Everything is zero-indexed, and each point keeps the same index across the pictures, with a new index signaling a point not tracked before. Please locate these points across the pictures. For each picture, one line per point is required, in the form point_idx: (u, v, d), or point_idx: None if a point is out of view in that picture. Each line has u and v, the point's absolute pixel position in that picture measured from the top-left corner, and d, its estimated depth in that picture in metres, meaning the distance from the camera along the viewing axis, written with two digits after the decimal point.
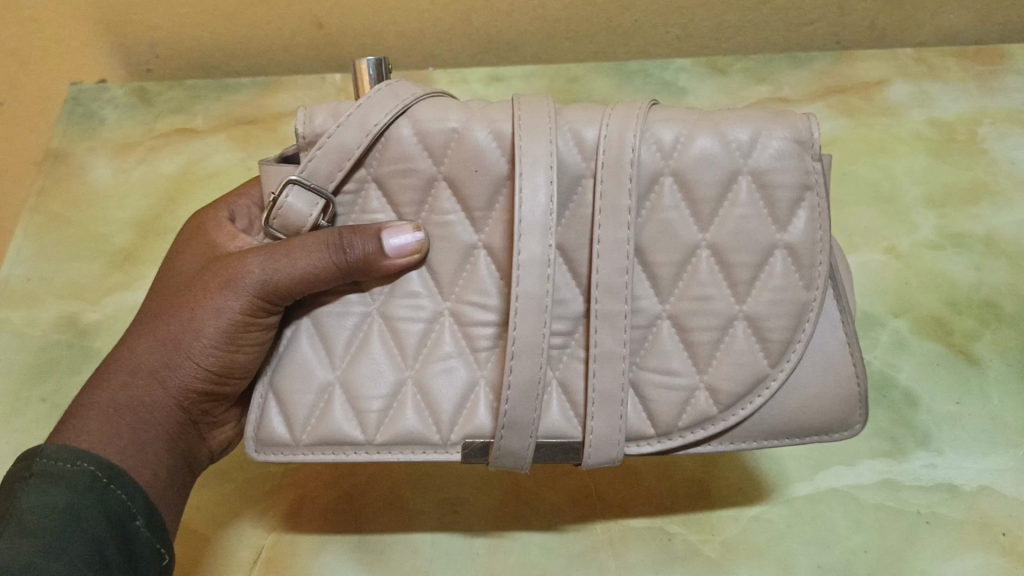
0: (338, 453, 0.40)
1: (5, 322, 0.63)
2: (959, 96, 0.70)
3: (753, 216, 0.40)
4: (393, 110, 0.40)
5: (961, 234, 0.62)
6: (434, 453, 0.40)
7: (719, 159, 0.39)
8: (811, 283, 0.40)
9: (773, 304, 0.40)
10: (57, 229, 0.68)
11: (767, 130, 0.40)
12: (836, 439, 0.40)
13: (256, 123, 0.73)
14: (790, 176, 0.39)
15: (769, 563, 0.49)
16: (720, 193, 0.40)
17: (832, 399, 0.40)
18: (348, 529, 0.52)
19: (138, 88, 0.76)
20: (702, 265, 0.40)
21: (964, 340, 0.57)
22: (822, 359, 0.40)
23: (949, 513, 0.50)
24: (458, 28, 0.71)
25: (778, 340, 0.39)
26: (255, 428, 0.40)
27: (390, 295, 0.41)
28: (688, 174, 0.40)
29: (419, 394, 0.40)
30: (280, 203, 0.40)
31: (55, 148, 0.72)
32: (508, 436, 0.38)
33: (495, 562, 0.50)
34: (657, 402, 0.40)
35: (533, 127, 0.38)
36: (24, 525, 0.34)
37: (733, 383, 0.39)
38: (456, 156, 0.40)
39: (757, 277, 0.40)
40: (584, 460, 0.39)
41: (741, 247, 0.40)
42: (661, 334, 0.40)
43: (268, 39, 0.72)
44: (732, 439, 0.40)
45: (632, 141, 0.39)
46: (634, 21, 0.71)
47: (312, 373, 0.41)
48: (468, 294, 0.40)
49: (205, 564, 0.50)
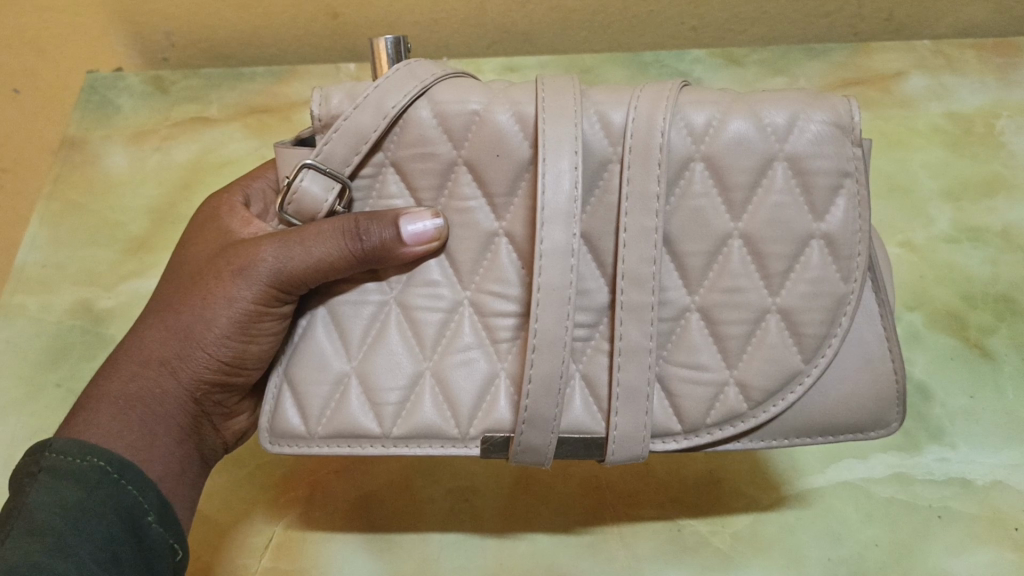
0: (353, 447, 0.40)
1: (22, 307, 0.63)
2: (978, 88, 0.70)
3: (789, 203, 0.39)
4: (411, 92, 0.39)
5: (978, 228, 0.62)
6: (453, 447, 0.40)
7: (754, 144, 0.39)
8: (849, 276, 0.39)
9: (807, 296, 0.39)
10: (73, 217, 0.68)
11: (806, 114, 0.39)
12: (872, 438, 0.40)
13: (270, 112, 0.73)
14: (827, 162, 0.39)
15: (778, 555, 0.49)
16: (754, 179, 0.39)
17: (870, 397, 0.40)
18: (360, 517, 0.52)
19: (153, 76, 0.76)
20: (734, 254, 0.40)
21: (979, 335, 0.57)
22: (860, 353, 0.40)
23: (961, 508, 0.50)
24: (473, 19, 0.71)
25: (813, 334, 0.39)
26: (270, 421, 0.41)
27: (409, 284, 0.41)
28: (720, 159, 0.39)
29: (437, 388, 0.40)
30: (295, 186, 0.40)
31: (71, 135, 0.73)
32: (529, 431, 0.38)
33: (505, 551, 0.50)
34: (684, 398, 0.40)
35: (557, 109, 0.38)
36: (32, 523, 0.34)
37: (766, 379, 0.39)
38: (476, 140, 0.40)
39: (792, 268, 0.39)
40: (608, 456, 0.39)
41: (776, 237, 0.39)
42: (690, 326, 0.40)
43: (284, 29, 0.72)
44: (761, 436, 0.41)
45: (662, 125, 0.38)
46: (648, 11, 0.71)
47: (328, 365, 0.41)
48: (488, 284, 0.40)
49: (218, 548, 0.51)
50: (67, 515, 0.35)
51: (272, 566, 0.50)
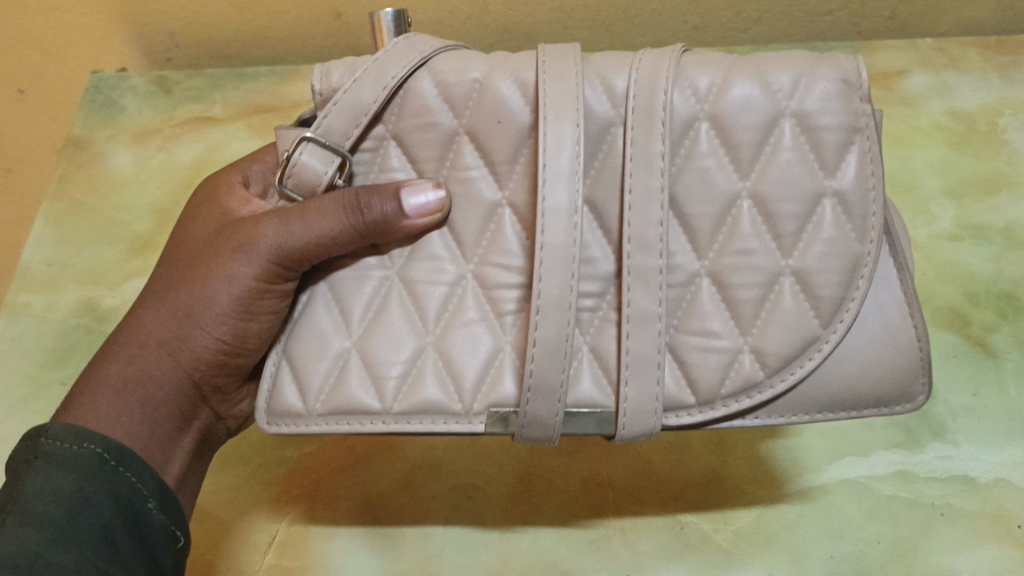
0: (353, 424, 0.40)
1: (26, 306, 0.63)
2: (980, 86, 0.70)
3: (797, 162, 0.39)
4: (410, 63, 0.40)
5: (981, 225, 0.62)
6: (457, 423, 0.39)
7: (759, 104, 0.40)
8: (865, 235, 0.39)
9: (823, 258, 0.39)
10: (77, 216, 0.68)
11: (812, 72, 0.40)
12: (899, 412, 0.40)
13: (274, 111, 0.73)
14: (836, 119, 0.39)
15: (780, 552, 0.49)
16: (761, 137, 0.40)
17: (891, 367, 0.39)
18: (363, 515, 0.52)
19: (158, 76, 0.76)
20: (743, 215, 0.40)
21: (981, 333, 0.57)
22: (881, 322, 0.40)
23: (963, 505, 0.50)
24: (475, 18, 0.71)
25: (830, 297, 0.39)
26: (267, 400, 0.41)
27: (412, 258, 0.42)
28: (726, 118, 0.40)
29: (440, 363, 0.40)
30: (294, 160, 0.40)
31: (76, 135, 0.73)
32: (534, 400, 0.38)
33: (507, 548, 0.50)
34: (697, 367, 0.39)
35: (558, 73, 0.39)
36: (29, 511, 0.34)
37: (782, 345, 0.39)
38: (478, 108, 0.40)
39: (804, 229, 0.39)
40: (619, 431, 0.38)
41: (786, 196, 0.39)
42: (700, 293, 0.40)
43: (287, 30, 0.73)
44: (777, 411, 0.40)
45: (664, 84, 0.39)
46: (650, 11, 0.71)
47: (329, 342, 0.41)
48: (491, 256, 0.40)
49: (222, 547, 0.51)
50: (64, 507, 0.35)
51: (275, 564, 0.50)
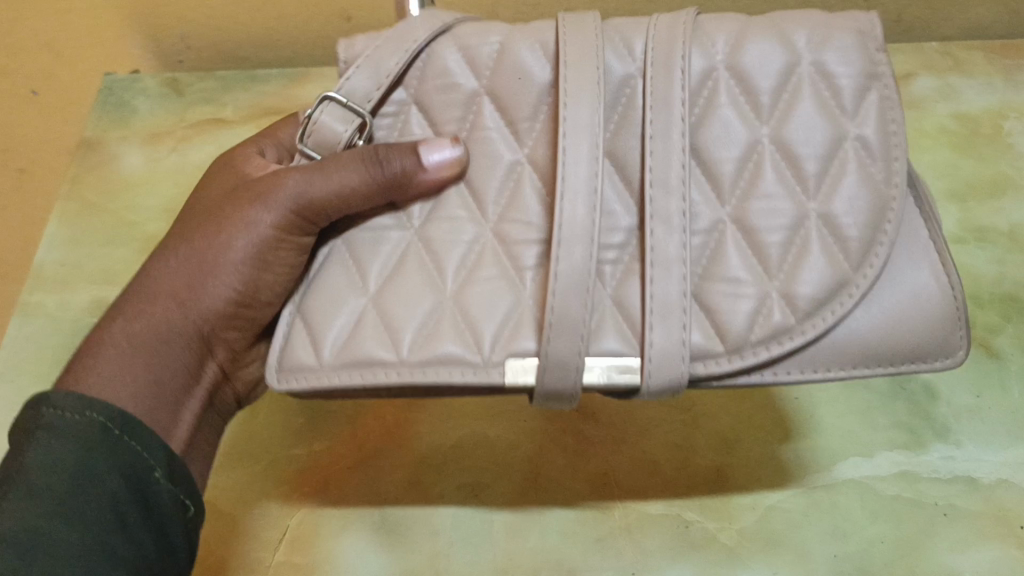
0: (367, 376, 0.39)
1: (40, 306, 0.64)
2: (986, 89, 0.70)
3: (818, 110, 0.40)
4: (431, 30, 0.43)
5: (985, 228, 0.62)
6: (474, 373, 0.38)
7: (776, 57, 0.41)
8: (890, 178, 0.39)
9: (848, 202, 0.39)
10: (90, 217, 0.69)
11: (827, 28, 0.41)
12: (937, 366, 0.39)
13: (284, 113, 0.74)
14: (853, 67, 0.40)
15: (785, 552, 0.50)
16: (777, 86, 0.41)
17: (926, 315, 0.39)
18: (373, 512, 0.53)
19: (170, 78, 0.77)
20: (762, 164, 0.40)
21: (985, 334, 0.57)
22: (912, 271, 0.39)
23: (966, 505, 0.51)
24: (483, 21, 0.72)
25: (857, 240, 0.39)
26: (280, 354, 0.41)
27: (431, 216, 0.42)
28: (743, 72, 0.41)
29: (456, 315, 0.40)
30: (316, 120, 0.42)
31: (89, 137, 0.74)
32: (555, 341, 0.38)
33: (515, 546, 0.51)
34: (724, 315, 0.39)
35: (578, 34, 0.41)
36: (33, 485, 0.35)
37: (811, 288, 0.38)
38: (498, 70, 0.42)
39: (826, 173, 0.40)
40: (645, 381, 0.38)
41: (807, 141, 0.40)
42: (724, 238, 0.40)
43: (297, 31, 0.74)
44: (809, 364, 0.39)
45: (682, 40, 0.40)
46: (657, 14, 0.72)
47: (346, 297, 0.41)
48: (510, 214, 0.41)
49: (233, 543, 0.52)
50: (70, 479, 0.35)
51: (285, 560, 0.51)
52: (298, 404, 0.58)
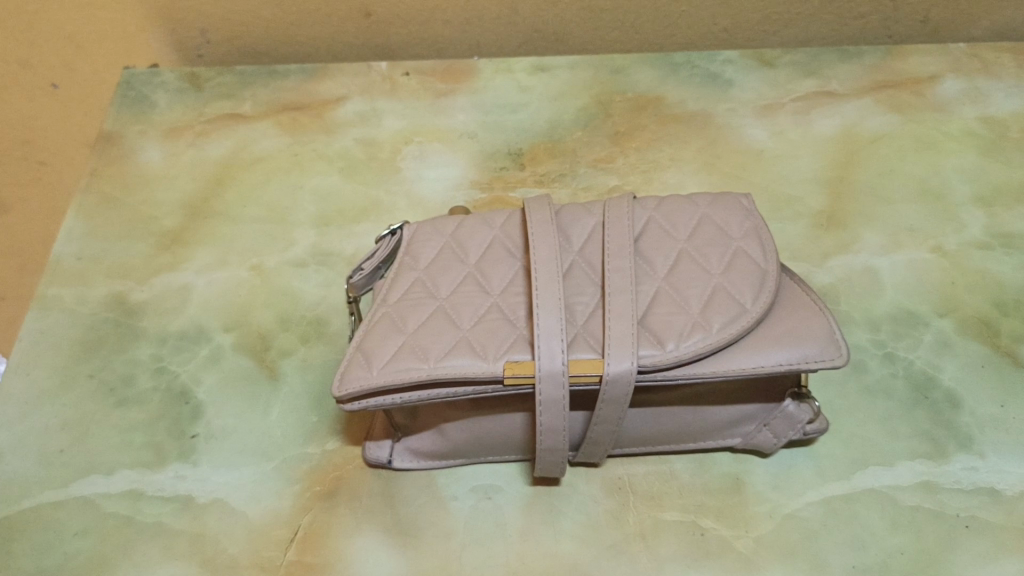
0: (403, 379, 0.46)
1: (56, 299, 0.64)
2: (1014, 92, 0.70)
3: (714, 231, 0.51)
4: (427, 245, 0.53)
5: (1011, 234, 0.62)
6: (483, 370, 0.45)
7: (681, 197, 0.54)
8: (767, 260, 0.49)
9: (736, 267, 0.49)
10: (109, 211, 0.69)
11: (723, 195, 0.54)
12: (826, 365, 0.45)
13: (304, 110, 0.74)
14: (736, 212, 0.52)
15: (802, 562, 0.49)
16: (692, 229, 0.51)
17: (814, 329, 0.46)
18: (386, 512, 0.53)
19: (189, 72, 0.77)
20: (679, 265, 0.49)
21: (1010, 343, 0.56)
22: (788, 302, 0.48)
23: (988, 518, 0.50)
24: (504, 18, 0.72)
25: (749, 279, 0.48)
26: (339, 381, 0.47)
27: (433, 273, 0.51)
28: (659, 208, 0.53)
29: (470, 340, 0.47)
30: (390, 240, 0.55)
31: (108, 130, 0.74)
32: (543, 345, 0.45)
33: (528, 550, 0.51)
34: (660, 328, 0.46)
35: (539, 199, 0.52)
36: None
37: (724, 320, 0.46)
38: (480, 216, 0.54)
39: (725, 263, 0.49)
40: (605, 372, 0.45)
41: (710, 249, 0.50)
42: (656, 291, 0.48)
43: (317, 25, 0.73)
44: (723, 368, 0.46)
45: (625, 201, 0.52)
46: (680, 11, 0.71)
47: (372, 324, 0.49)
48: (492, 271, 0.51)
49: (243, 541, 0.52)
50: None
51: (297, 560, 0.51)
52: (313, 403, 0.58)
